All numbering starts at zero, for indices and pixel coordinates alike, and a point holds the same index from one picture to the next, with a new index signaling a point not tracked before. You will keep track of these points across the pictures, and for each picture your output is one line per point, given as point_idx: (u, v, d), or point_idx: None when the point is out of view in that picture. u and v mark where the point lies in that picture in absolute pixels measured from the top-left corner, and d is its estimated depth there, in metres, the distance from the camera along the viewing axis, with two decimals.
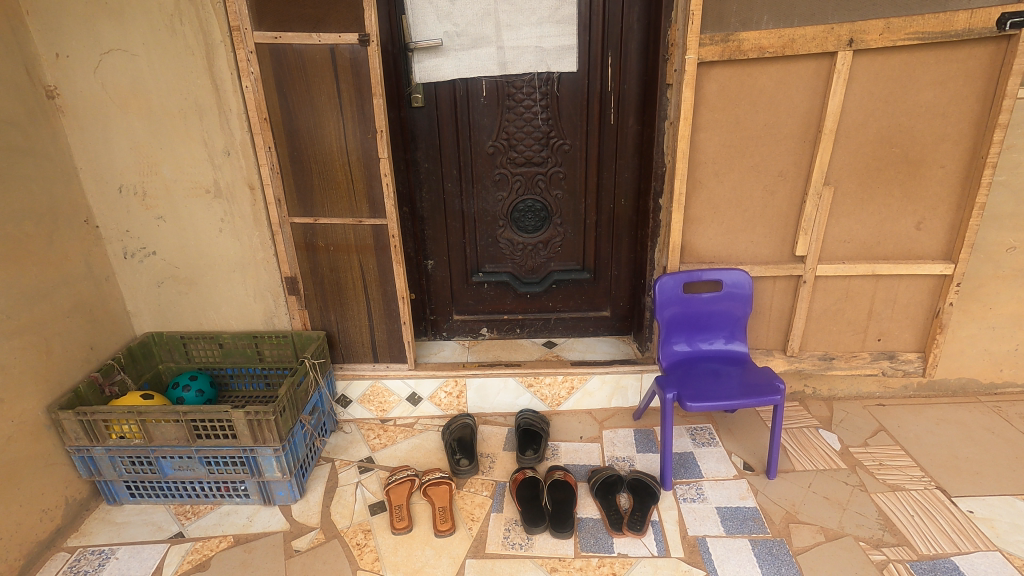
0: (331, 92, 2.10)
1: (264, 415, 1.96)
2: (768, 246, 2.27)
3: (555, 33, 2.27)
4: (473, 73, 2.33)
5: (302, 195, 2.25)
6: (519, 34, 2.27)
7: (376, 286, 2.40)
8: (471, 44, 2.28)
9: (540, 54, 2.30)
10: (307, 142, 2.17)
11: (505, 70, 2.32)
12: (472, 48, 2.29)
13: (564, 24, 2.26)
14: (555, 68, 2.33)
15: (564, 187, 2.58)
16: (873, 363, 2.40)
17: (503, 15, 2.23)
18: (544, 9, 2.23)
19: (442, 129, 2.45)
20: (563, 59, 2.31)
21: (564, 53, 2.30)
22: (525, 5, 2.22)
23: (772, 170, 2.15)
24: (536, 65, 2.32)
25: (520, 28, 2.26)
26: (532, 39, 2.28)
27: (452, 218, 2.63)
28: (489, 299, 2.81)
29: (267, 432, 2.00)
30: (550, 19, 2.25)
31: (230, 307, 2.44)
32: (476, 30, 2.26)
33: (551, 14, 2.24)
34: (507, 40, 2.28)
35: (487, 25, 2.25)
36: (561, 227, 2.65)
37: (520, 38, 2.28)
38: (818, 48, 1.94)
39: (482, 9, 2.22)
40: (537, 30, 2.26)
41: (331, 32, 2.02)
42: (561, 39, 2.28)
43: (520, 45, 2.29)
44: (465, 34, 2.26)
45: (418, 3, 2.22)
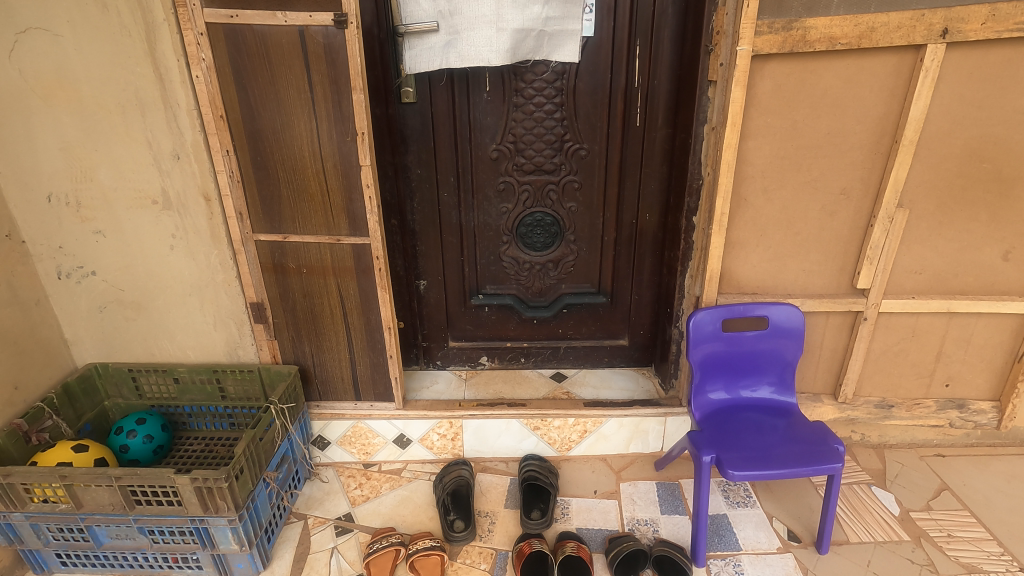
0: (302, 85, 1.70)
1: (216, 481, 1.60)
2: (822, 276, 1.90)
3: (560, 12, 1.82)
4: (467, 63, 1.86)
5: (267, 207, 1.86)
6: (529, 9, 1.80)
7: (357, 313, 2.04)
8: (464, 28, 1.83)
9: (541, 39, 1.85)
10: (273, 146, 1.78)
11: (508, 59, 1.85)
12: (465, 31, 1.83)
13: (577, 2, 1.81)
14: (557, 55, 1.87)
15: (580, 199, 2.21)
16: (939, 413, 2.02)
17: None
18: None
19: (437, 127, 2.08)
20: (571, 46, 1.86)
21: (571, 39, 1.85)
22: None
23: (832, 188, 1.79)
24: (537, 51, 1.86)
25: (524, 6, 1.79)
26: (533, 19, 1.82)
27: (449, 232, 2.26)
28: (490, 323, 2.45)
29: (219, 499, 1.64)
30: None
31: (187, 336, 2.07)
32: (474, 9, 1.80)
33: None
34: (508, 20, 1.81)
35: (486, 2, 1.79)
36: (574, 244, 2.29)
37: (522, 18, 1.81)
38: (903, 40, 1.56)
39: None
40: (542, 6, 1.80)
41: (300, 10, 1.61)
42: (571, 20, 1.83)
43: (524, 27, 1.82)
44: (459, 12, 1.82)
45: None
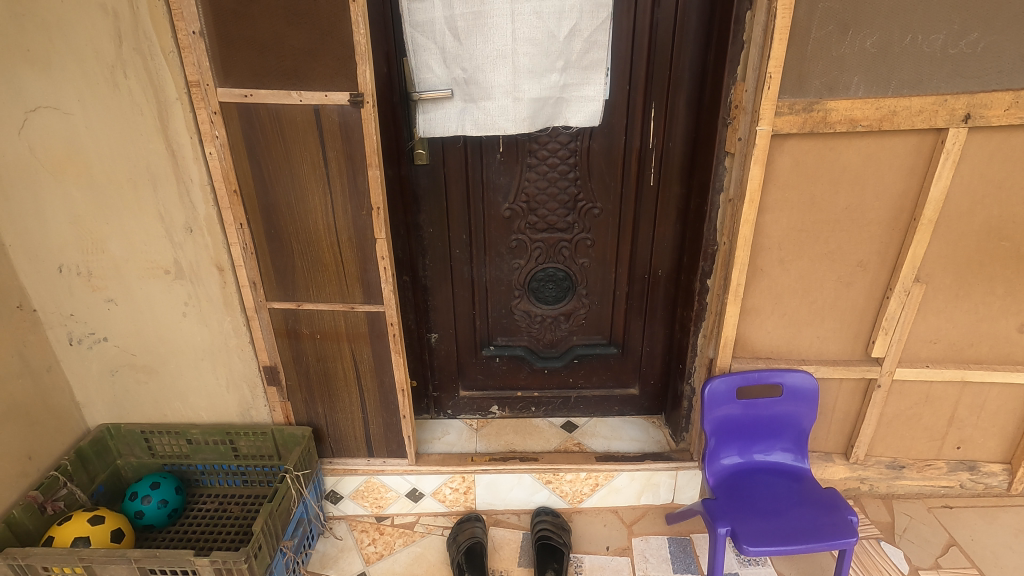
0: (316, 160, 1.67)
1: (234, 564, 1.60)
2: (837, 343, 1.91)
3: (579, 80, 1.79)
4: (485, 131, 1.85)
5: (280, 277, 1.85)
6: (546, 78, 1.77)
7: (371, 376, 2.03)
8: (478, 95, 1.80)
9: (559, 107, 1.82)
10: (287, 219, 1.76)
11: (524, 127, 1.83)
12: (481, 99, 1.81)
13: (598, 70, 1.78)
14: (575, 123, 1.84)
15: (592, 255, 2.20)
16: (950, 475, 2.06)
17: (523, 58, 1.74)
18: (569, 49, 1.74)
19: (450, 186, 2.06)
20: (588, 114, 1.82)
21: (588, 106, 1.81)
22: (544, 43, 1.73)
23: (849, 260, 1.78)
24: (553, 118, 1.83)
25: (543, 75, 1.76)
26: (549, 87, 1.78)
27: (461, 287, 2.25)
28: (501, 373, 2.44)
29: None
30: (576, 60, 1.76)
31: (199, 398, 2.07)
32: (488, 76, 1.77)
33: (577, 57, 1.76)
34: (526, 89, 1.78)
35: (501, 70, 1.76)
36: (586, 298, 2.28)
37: (539, 87, 1.78)
38: (924, 123, 1.56)
39: (497, 51, 1.74)
40: (560, 74, 1.77)
41: (314, 89, 1.59)
42: (588, 88, 1.80)
43: (541, 96, 1.79)
44: (474, 80, 1.78)
45: (421, 43, 1.77)
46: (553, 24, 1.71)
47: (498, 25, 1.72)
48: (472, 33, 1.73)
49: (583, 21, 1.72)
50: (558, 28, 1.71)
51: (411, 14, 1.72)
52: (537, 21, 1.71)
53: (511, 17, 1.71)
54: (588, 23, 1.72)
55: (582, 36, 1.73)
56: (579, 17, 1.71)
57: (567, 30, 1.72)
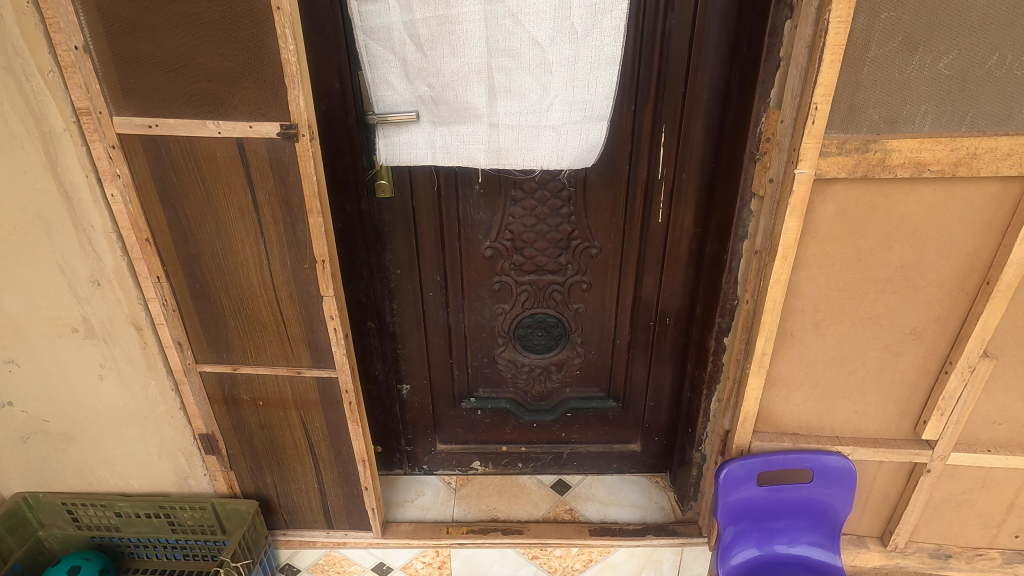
0: (244, 204, 1.35)
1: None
2: (879, 419, 1.60)
3: (575, 104, 1.43)
4: (455, 161, 1.51)
5: (211, 337, 1.54)
6: (525, 100, 1.43)
7: (326, 445, 1.73)
8: (450, 117, 1.47)
9: (554, 138, 1.46)
10: (213, 272, 1.44)
11: (497, 159, 1.49)
12: (452, 122, 1.47)
13: (601, 94, 1.41)
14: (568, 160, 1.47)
15: (589, 300, 1.88)
16: (1007, 566, 1.76)
17: (497, 72, 1.40)
18: (560, 64, 1.39)
19: (420, 222, 1.73)
20: (584, 147, 1.46)
21: (590, 139, 1.45)
22: (521, 55, 1.38)
23: (901, 326, 1.46)
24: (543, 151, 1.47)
25: (523, 95, 1.42)
26: (528, 111, 1.44)
27: (436, 333, 1.94)
28: (483, 427, 2.14)
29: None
30: (568, 78, 1.40)
31: (127, 467, 1.77)
32: (459, 97, 1.43)
33: (571, 74, 1.40)
34: (501, 112, 1.45)
35: (475, 89, 1.42)
36: (581, 347, 1.96)
37: (516, 110, 1.44)
38: (1010, 168, 1.24)
39: (469, 65, 1.40)
40: (541, 95, 1.42)
41: (236, 118, 1.26)
42: (581, 113, 1.44)
43: (517, 121, 1.45)
44: (444, 100, 1.44)
45: (377, 53, 1.41)
46: (535, 32, 1.35)
47: (467, 31, 1.36)
48: (439, 42, 1.38)
49: (575, 27, 1.35)
50: (542, 37, 1.36)
51: (362, 17, 1.37)
52: (512, 27, 1.35)
53: (485, 23, 1.35)
54: (583, 30, 1.35)
55: (576, 47, 1.37)
56: (569, 20, 1.34)
57: (553, 39, 1.36)
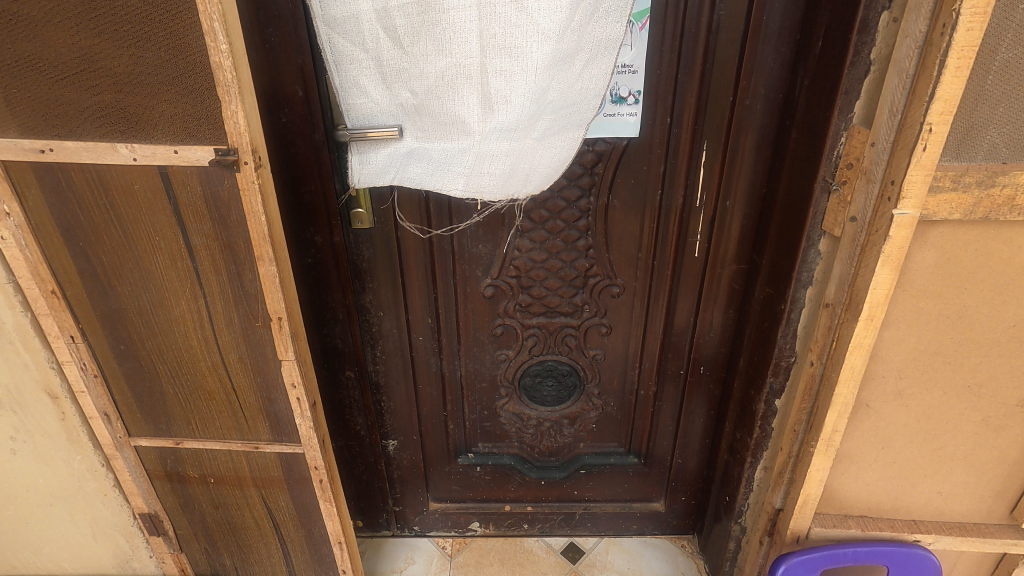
0: (175, 250, 1.04)
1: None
2: (968, 502, 1.31)
3: (557, 106, 1.12)
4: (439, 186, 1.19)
5: (146, 406, 1.24)
6: (506, 100, 1.10)
7: (294, 527, 1.43)
8: (436, 131, 1.15)
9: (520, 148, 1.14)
10: (143, 330, 1.14)
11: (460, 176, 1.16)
12: (439, 137, 1.16)
13: (591, 93, 1.10)
14: (527, 174, 1.17)
15: (608, 346, 1.58)
16: None
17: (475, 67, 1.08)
18: (559, 59, 1.07)
19: (406, 256, 1.43)
20: (558, 158, 1.15)
21: (563, 149, 1.15)
22: (517, 45, 1.06)
23: (1006, 397, 1.17)
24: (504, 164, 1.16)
25: (507, 99, 1.10)
26: (505, 115, 1.12)
27: (427, 383, 1.64)
28: (483, 484, 1.85)
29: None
30: (561, 74, 1.09)
31: (52, 554, 1.46)
32: (447, 108, 1.12)
33: (568, 71, 1.09)
34: (477, 117, 1.13)
35: (468, 97, 1.11)
36: (597, 398, 1.67)
37: (491, 114, 1.12)
38: None
39: (460, 66, 1.08)
40: (525, 95, 1.10)
41: (157, 142, 0.95)
42: (567, 117, 1.13)
43: (488, 127, 1.13)
44: (429, 110, 1.13)
45: (344, 51, 1.10)
46: (537, 15, 1.04)
47: (455, 22, 1.05)
48: (421, 37, 1.07)
49: (591, 13, 1.04)
50: (545, 23, 1.04)
51: (322, 3, 1.05)
52: (514, 11, 1.04)
53: (478, 11, 1.04)
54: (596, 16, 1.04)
55: (579, 37, 1.06)
56: (586, 3, 1.03)
57: (563, 25, 1.04)
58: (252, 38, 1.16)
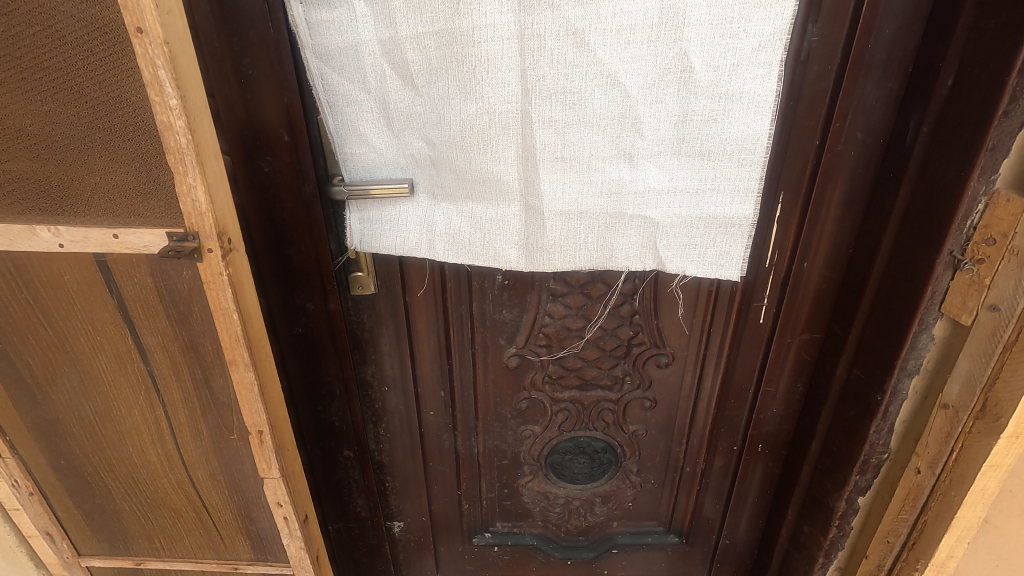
0: (124, 351, 0.81)
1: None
2: None
3: (681, 183, 0.86)
4: (464, 258, 0.94)
5: (96, 525, 1.00)
6: (602, 176, 0.86)
7: None
8: (458, 189, 0.90)
9: (644, 237, 0.90)
10: (87, 443, 0.90)
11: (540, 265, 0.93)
12: (462, 196, 0.91)
13: (710, 154, 0.84)
14: (681, 267, 0.91)
15: (651, 420, 1.36)
16: None
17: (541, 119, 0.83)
18: (660, 112, 0.81)
19: (416, 323, 1.20)
20: (688, 244, 0.90)
21: (699, 237, 0.89)
22: (590, 103, 0.82)
23: None
24: (625, 254, 0.92)
25: (581, 159, 0.86)
26: (600, 196, 0.88)
27: (439, 461, 1.41)
28: (501, 566, 1.62)
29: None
30: (674, 142, 0.83)
31: None
32: (473, 162, 0.87)
33: (673, 128, 0.82)
34: (544, 189, 0.88)
35: (500, 148, 0.85)
36: (636, 475, 1.44)
37: (577, 193, 0.88)
38: None
39: (488, 112, 0.83)
40: (629, 171, 0.86)
41: (95, 220, 0.71)
42: (692, 195, 0.86)
43: (582, 211, 0.89)
44: (449, 164, 0.89)
45: (340, 90, 0.86)
46: (612, 63, 0.79)
47: (484, 54, 0.80)
48: (439, 75, 0.82)
49: (689, 54, 0.78)
50: (630, 75, 0.80)
51: (312, 31, 0.81)
52: (571, 51, 0.79)
53: (519, 44, 0.79)
54: (706, 61, 0.78)
55: (687, 90, 0.80)
56: (678, 43, 0.77)
57: (648, 76, 0.80)
58: (225, 71, 0.92)
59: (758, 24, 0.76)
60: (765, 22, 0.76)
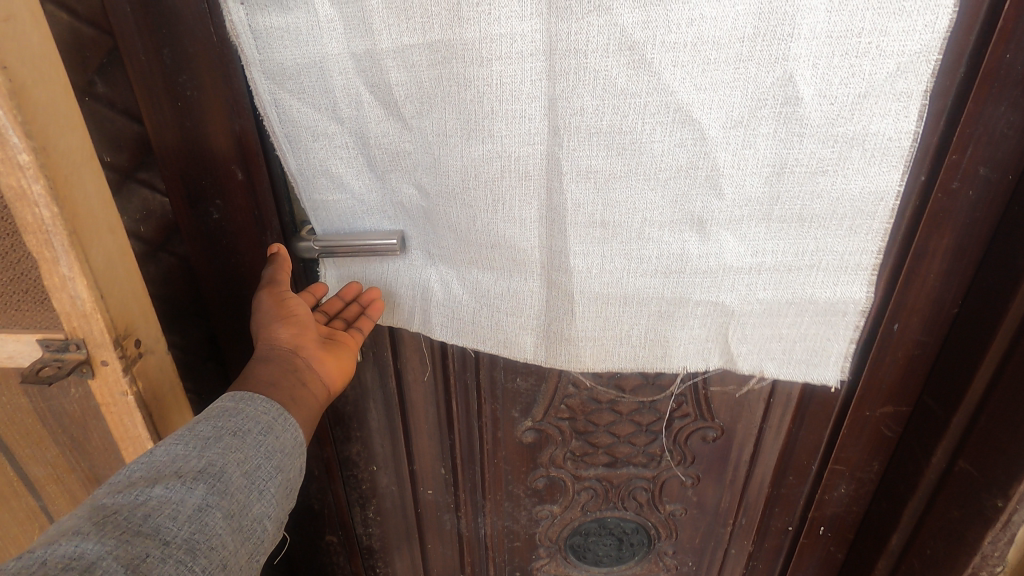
0: None
1: (191, 463, 0.51)
2: None
3: (771, 258, 0.63)
4: (466, 340, 0.72)
5: None
6: (657, 250, 0.63)
7: None
8: (461, 255, 0.68)
9: (712, 326, 0.67)
10: None
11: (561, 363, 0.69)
12: (465, 263, 0.68)
13: (814, 219, 0.61)
14: (759, 364, 0.69)
15: (692, 499, 1.13)
16: None
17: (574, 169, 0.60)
18: (741, 160, 0.58)
19: (412, 394, 0.98)
20: (771, 334, 0.68)
21: (788, 329, 0.67)
22: (649, 148, 0.58)
23: None
24: (686, 352, 0.69)
25: (628, 226, 0.62)
26: (654, 275, 0.64)
27: (438, 543, 1.19)
28: None
29: (255, 480, 0.54)
30: (765, 203, 0.60)
31: None
32: (479, 222, 0.64)
33: (761, 182, 0.59)
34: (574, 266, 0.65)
35: (518, 205, 0.62)
36: (671, 558, 1.22)
37: (617, 270, 0.64)
38: None
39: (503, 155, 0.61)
40: (698, 243, 0.63)
41: None
42: (782, 270, 0.64)
43: (630, 294, 0.65)
44: (448, 221, 0.66)
45: (304, 119, 0.65)
46: (684, 92, 0.55)
47: (495, 75, 0.57)
48: (432, 103, 0.60)
49: (797, 80, 0.54)
50: (708, 110, 0.56)
51: (261, 44, 0.61)
52: (626, 75, 0.55)
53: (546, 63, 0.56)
54: (821, 89, 0.54)
55: (788, 132, 0.56)
56: (781, 64, 0.54)
57: (732, 110, 0.56)
58: (154, 90, 0.70)
59: (902, 37, 0.52)
60: (911, 34, 0.52)
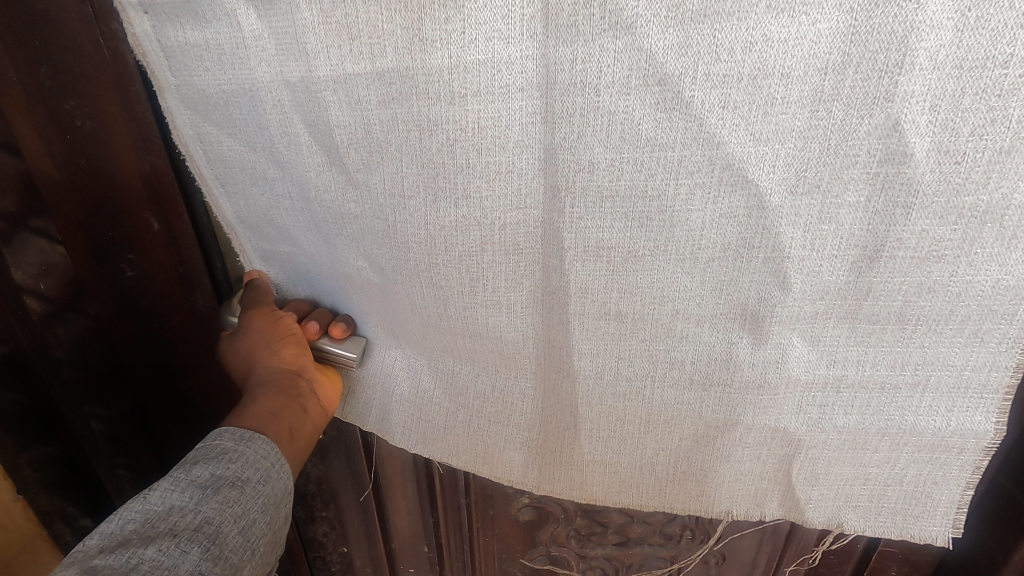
0: None
1: (189, 517, 0.42)
2: None
3: (850, 363, 0.47)
4: (450, 439, 0.59)
5: None
6: (694, 352, 0.48)
7: None
8: (440, 339, 0.54)
9: (764, 442, 0.52)
10: None
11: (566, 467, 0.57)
12: (444, 345, 0.54)
13: (913, 317, 0.44)
14: (826, 489, 0.53)
15: None
16: None
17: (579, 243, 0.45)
18: (815, 236, 0.42)
19: (383, 471, 0.83)
20: (854, 472, 0.52)
21: (866, 452, 0.51)
22: (686, 218, 0.43)
23: None
24: (734, 470, 0.54)
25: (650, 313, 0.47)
26: (686, 375, 0.50)
27: None
28: None
29: (255, 530, 0.45)
30: (850, 293, 0.43)
31: None
32: (458, 301, 0.50)
33: (838, 266, 0.43)
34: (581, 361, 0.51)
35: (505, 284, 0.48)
36: None
37: (634, 364, 0.50)
38: None
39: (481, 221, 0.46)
40: (750, 341, 0.47)
41: None
42: (869, 387, 0.48)
43: (655, 394, 0.51)
44: (422, 300, 0.51)
45: (235, 165, 0.50)
46: (737, 144, 0.40)
47: (469, 114, 0.42)
48: (385, 153, 0.45)
49: (905, 129, 0.37)
50: (770, 168, 0.40)
51: (176, 66, 0.46)
52: (656, 121, 0.40)
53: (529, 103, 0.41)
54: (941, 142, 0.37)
55: (886, 200, 0.40)
56: (882, 106, 0.37)
57: (805, 170, 0.40)
58: (37, 120, 0.54)
59: None
60: None
